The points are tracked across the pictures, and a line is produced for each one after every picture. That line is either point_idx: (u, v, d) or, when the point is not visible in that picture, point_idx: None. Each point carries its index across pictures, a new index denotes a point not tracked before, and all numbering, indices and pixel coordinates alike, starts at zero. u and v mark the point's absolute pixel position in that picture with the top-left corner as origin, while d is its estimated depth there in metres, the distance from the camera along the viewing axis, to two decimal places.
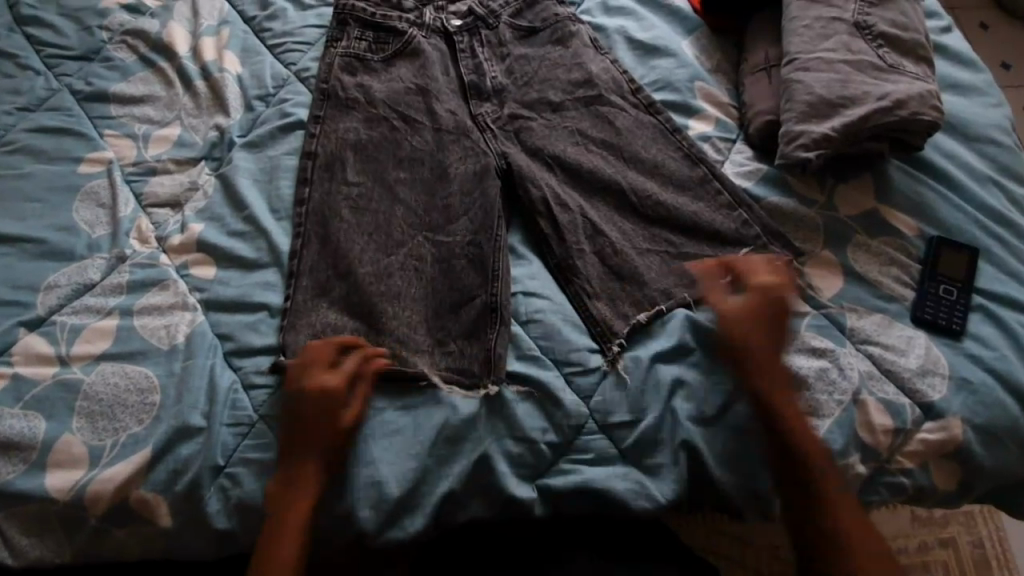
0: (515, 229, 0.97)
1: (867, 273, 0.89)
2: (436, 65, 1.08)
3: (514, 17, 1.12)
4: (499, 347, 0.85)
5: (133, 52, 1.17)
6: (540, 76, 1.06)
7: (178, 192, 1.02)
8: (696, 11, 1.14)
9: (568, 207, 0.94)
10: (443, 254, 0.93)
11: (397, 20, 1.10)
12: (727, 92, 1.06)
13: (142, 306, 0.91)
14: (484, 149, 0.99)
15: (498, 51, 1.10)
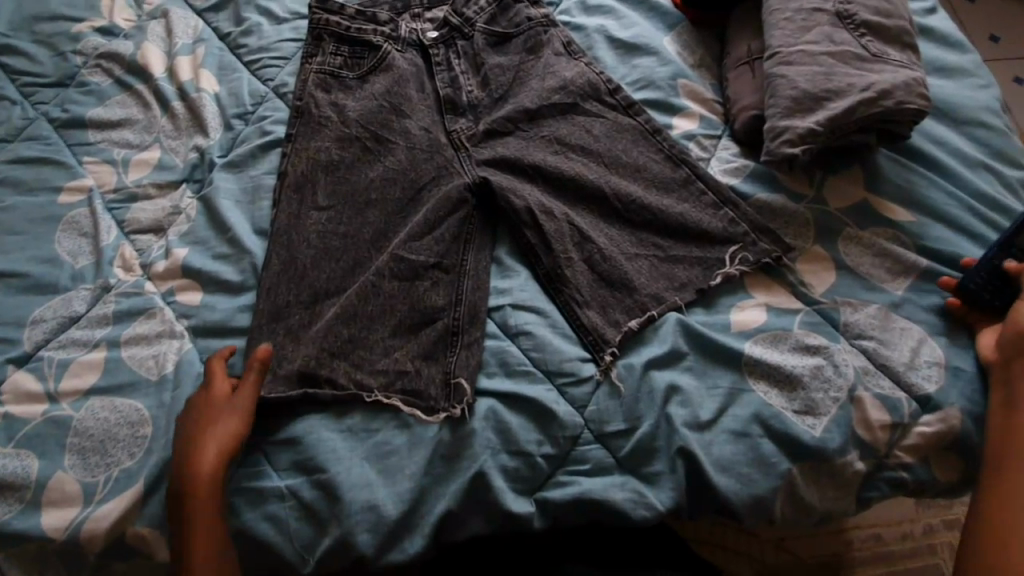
0: (491, 247, 0.96)
1: (859, 266, 0.89)
2: (411, 80, 1.07)
3: (489, 23, 1.10)
4: (459, 370, 0.85)
5: (109, 75, 1.16)
6: (515, 89, 1.06)
7: (161, 218, 1.01)
8: (676, 6, 1.13)
9: (546, 220, 0.92)
10: (415, 280, 0.90)
11: (372, 33, 1.08)
12: (711, 87, 1.05)
13: (130, 336, 0.90)
14: (458, 170, 0.99)
15: (474, 60, 1.08)
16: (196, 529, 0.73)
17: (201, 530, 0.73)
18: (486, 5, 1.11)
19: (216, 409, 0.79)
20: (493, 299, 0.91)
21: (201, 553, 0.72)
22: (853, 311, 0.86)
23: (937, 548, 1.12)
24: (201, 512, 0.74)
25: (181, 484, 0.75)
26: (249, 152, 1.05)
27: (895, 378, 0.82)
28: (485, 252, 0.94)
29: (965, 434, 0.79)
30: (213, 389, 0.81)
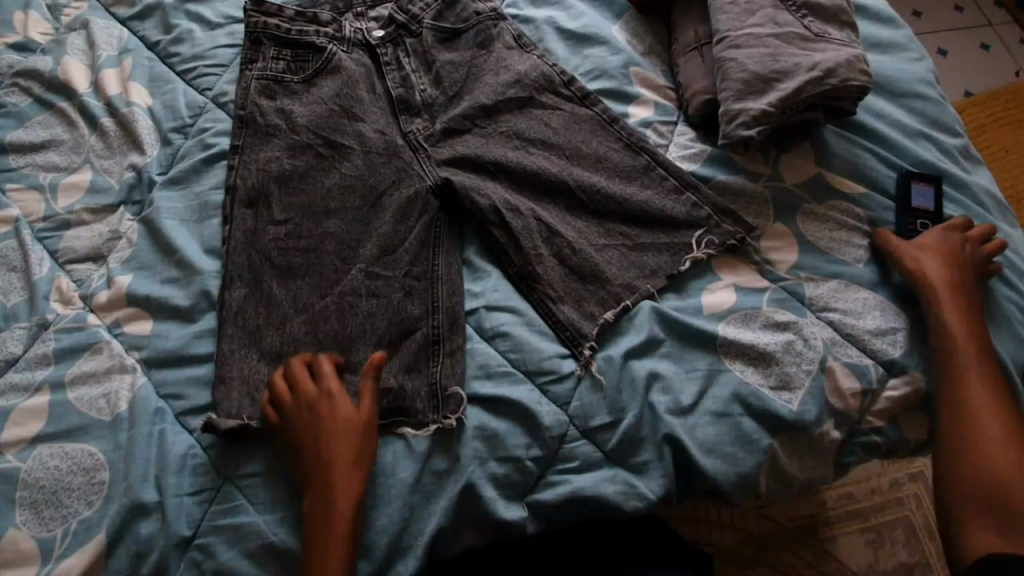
0: (462, 246, 0.93)
1: (819, 240, 0.91)
2: (360, 82, 1.03)
3: (436, 19, 1.07)
4: (443, 379, 0.82)
5: (27, 94, 1.07)
6: (469, 86, 1.03)
7: (99, 245, 0.94)
8: None
9: (513, 218, 0.91)
10: (387, 290, 0.87)
11: (315, 34, 1.04)
12: (664, 74, 1.06)
13: (75, 375, 0.84)
14: (420, 173, 0.96)
15: (424, 58, 1.05)
16: (331, 548, 0.70)
17: (336, 541, 0.70)
18: (431, 1, 1.08)
19: (329, 410, 0.76)
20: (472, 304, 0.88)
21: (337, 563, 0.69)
22: (816, 285, 0.88)
23: (904, 501, 1.17)
24: (343, 512, 0.71)
25: (317, 494, 0.72)
26: (191, 167, 0.99)
27: (860, 346, 0.85)
28: (457, 255, 0.92)
29: (929, 393, 0.83)
30: (324, 389, 0.78)
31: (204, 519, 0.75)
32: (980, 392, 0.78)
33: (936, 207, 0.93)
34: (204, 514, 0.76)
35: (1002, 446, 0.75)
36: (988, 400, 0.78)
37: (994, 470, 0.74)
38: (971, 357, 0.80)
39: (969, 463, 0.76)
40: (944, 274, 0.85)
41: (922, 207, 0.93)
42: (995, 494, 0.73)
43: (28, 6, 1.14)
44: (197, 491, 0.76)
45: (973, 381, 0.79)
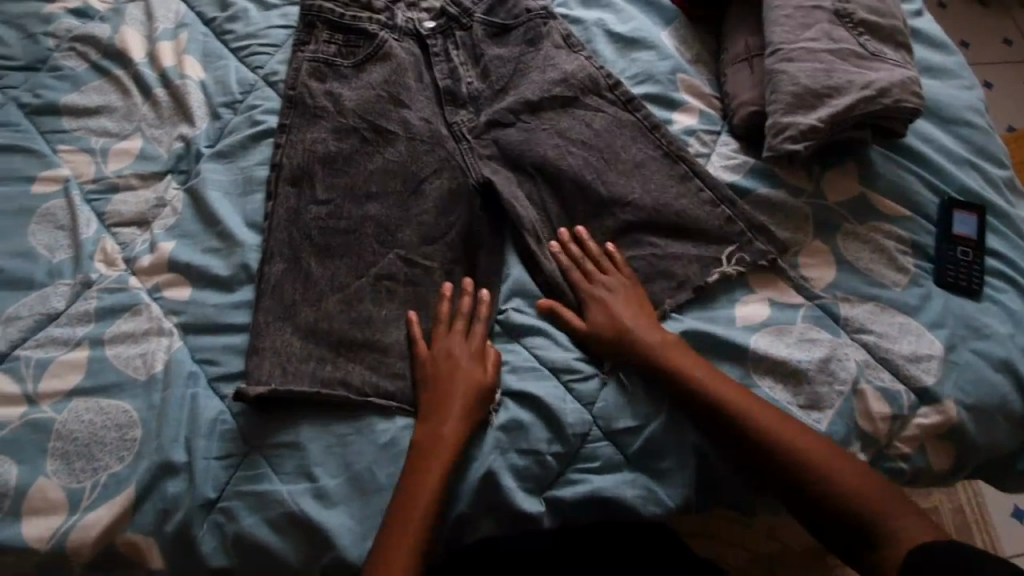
0: (500, 242, 0.95)
1: (858, 261, 0.90)
2: (409, 70, 1.04)
3: (487, 14, 1.08)
4: None
5: (84, 59, 1.10)
6: (515, 81, 1.04)
7: (144, 210, 0.97)
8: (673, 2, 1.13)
9: (548, 225, 0.94)
10: (426, 280, 0.90)
11: (367, 21, 1.05)
12: (711, 84, 1.06)
13: (114, 334, 0.86)
14: (463, 165, 0.97)
15: (473, 52, 1.06)
16: (417, 488, 0.72)
17: (421, 492, 0.72)
18: None
19: (462, 362, 0.81)
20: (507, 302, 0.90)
21: (416, 509, 0.71)
22: (852, 305, 0.87)
23: None
24: (439, 460, 0.74)
25: (427, 433, 0.76)
26: (240, 142, 1.01)
27: (893, 370, 0.83)
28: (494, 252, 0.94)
29: (960, 423, 0.81)
30: (467, 346, 0.83)
31: (229, 484, 0.77)
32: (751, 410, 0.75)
33: (978, 236, 0.92)
34: (229, 479, 0.77)
35: (811, 442, 0.73)
36: (766, 409, 0.75)
37: (827, 473, 0.71)
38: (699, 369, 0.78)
39: (799, 484, 0.71)
40: (616, 308, 0.84)
41: (963, 235, 0.92)
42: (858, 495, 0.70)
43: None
44: (224, 456, 0.78)
45: (739, 397, 0.76)
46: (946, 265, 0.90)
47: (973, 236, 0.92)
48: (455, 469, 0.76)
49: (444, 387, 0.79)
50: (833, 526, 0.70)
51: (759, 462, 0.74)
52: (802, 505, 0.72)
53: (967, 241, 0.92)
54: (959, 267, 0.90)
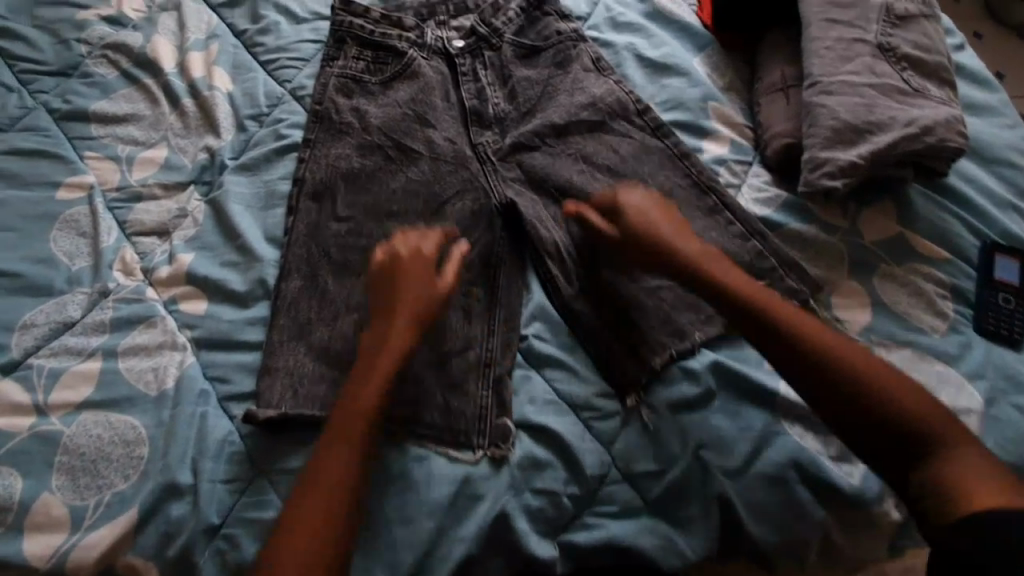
0: (521, 269, 0.91)
1: (895, 304, 0.86)
2: (436, 89, 1.03)
3: (517, 35, 1.07)
4: (488, 401, 0.80)
5: (115, 67, 1.11)
6: (543, 103, 1.02)
7: (166, 220, 0.97)
8: (707, 29, 1.10)
9: (572, 253, 0.90)
10: (444, 302, 0.87)
11: (397, 38, 1.04)
12: (744, 113, 1.03)
13: (128, 346, 0.85)
14: (486, 186, 0.95)
15: (501, 73, 1.05)
16: (343, 434, 0.70)
17: (352, 427, 0.70)
18: (514, 16, 1.07)
19: (416, 266, 0.81)
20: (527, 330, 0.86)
21: (348, 444, 0.69)
22: (888, 351, 0.83)
23: None
24: (375, 393, 0.72)
25: (372, 349, 0.76)
26: (263, 155, 1.00)
27: None
28: (516, 276, 0.90)
29: None
30: (419, 258, 0.82)
31: (234, 509, 0.75)
32: (804, 322, 0.72)
33: (1020, 283, 0.88)
34: (234, 504, 0.75)
35: (879, 370, 0.68)
36: (835, 338, 0.71)
37: (898, 407, 0.66)
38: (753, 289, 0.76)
39: (862, 399, 0.67)
40: (683, 232, 0.83)
41: (1005, 281, 0.88)
42: (922, 440, 0.64)
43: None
44: (231, 479, 0.76)
45: (792, 312, 0.73)
46: (987, 312, 0.85)
47: (1016, 283, 0.88)
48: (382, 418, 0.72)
49: (394, 296, 0.80)
50: (894, 458, 0.65)
51: (817, 381, 0.69)
52: (859, 435, 0.67)
53: (1010, 288, 0.87)
54: (1000, 315, 0.85)
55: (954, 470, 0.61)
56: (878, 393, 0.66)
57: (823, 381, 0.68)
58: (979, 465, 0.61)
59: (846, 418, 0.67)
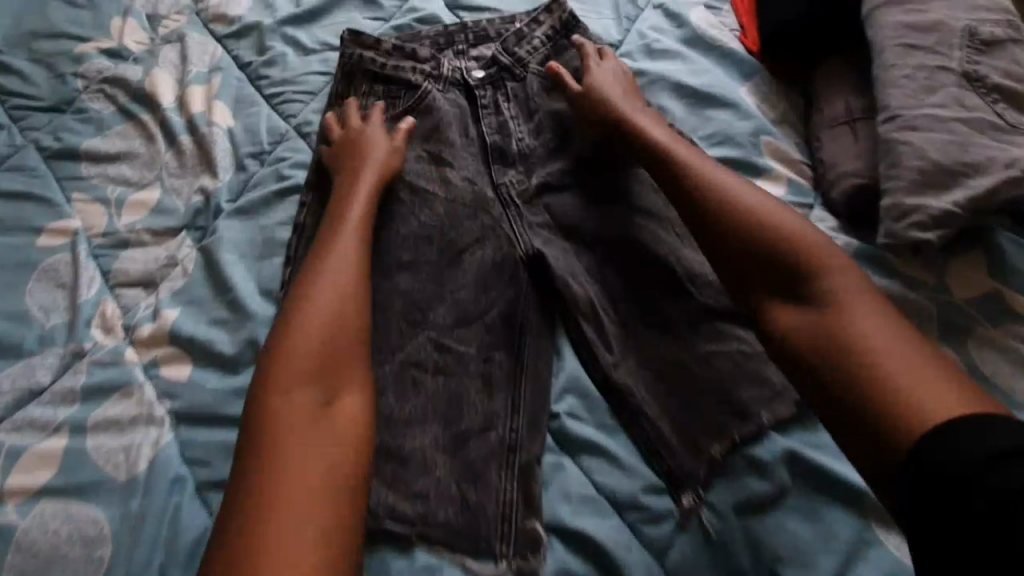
0: (550, 333, 0.79)
1: (1000, 378, 0.72)
2: (453, 124, 0.92)
3: (544, 64, 0.95)
4: (512, 496, 0.68)
5: (111, 102, 1.03)
6: (573, 137, 0.90)
7: (153, 269, 0.87)
8: (753, 54, 0.99)
9: (611, 315, 0.78)
10: (461, 370, 0.76)
11: (409, 71, 0.94)
12: (798, 148, 0.91)
13: (99, 419, 0.74)
14: (509, 234, 0.83)
15: (526, 105, 0.93)
16: (307, 325, 0.65)
17: (314, 314, 0.66)
18: (541, 44, 0.96)
19: (365, 142, 0.85)
20: (558, 406, 0.74)
21: (312, 344, 0.64)
22: None
23: None
24: (337, 283, 0.69)
25: (325, 247, 0.74)
26: (263, 199, 0.91)
27: None
28: (545, 340, 0.78)
29: None
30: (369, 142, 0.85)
31: None
32: (788, 221, 0.67)
33: None
34: None
35: (852, 284, 0.62)
36: (807, 232, 0.66)
37: (853, 315, 0.59)
38: (733, 184, 0.71)
39: (827, 305, 0.61)
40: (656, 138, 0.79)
41: None
42: (899, 362, 0.55)
43: (128, 14, 1.11)
44: None
45: (772, 214, 0.67)
46: None
47: None
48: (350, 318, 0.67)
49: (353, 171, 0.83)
50: (859, 372, 0.56)
51: (786, 273, 0.64)
52: (784, 310, 0.63)
53: None
54: None
55: (921, 393, 0.53)
56: (846, 307, 0.60)
57: (749, 266, 0.67)
58: (914, 364, 0.55)
59: (757, 284, 0.67)
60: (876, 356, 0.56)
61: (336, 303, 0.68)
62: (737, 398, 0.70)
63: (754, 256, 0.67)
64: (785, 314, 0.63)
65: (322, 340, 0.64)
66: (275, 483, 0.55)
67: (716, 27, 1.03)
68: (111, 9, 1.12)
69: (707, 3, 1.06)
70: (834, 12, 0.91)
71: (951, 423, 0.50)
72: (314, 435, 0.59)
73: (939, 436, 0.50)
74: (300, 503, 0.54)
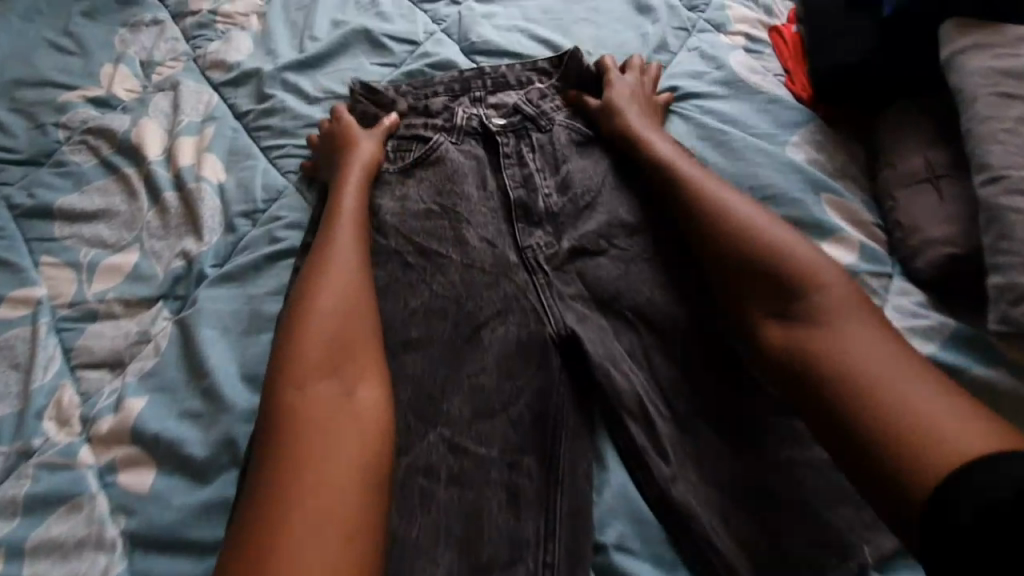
0: (588, 434, 0.68)
1: None
2: (468, 177, 0.80)
3: (572, 117, 0.85)
4: None
5: (94, 154, 0.93)
6: (606, 194, 0.79)
7: (121, 347, 0.75)
8: (805, 103, 0.88)
9: (665, 415, 0.66)
10: (481, 477, 0.64)
11: (421, 126, 0.84)
12: (858, 203, 0.79)
13: (39, 541, 0.62)
14: (537, 307, 0.71)
15: (553, 158, 0.82)
16: (303, 361, 0.61)
17: (306, 340, 0.62)
18: (568, 97, 0.87)
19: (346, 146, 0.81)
20: (602, 541, 0.62)
21: (310, 371, 0.60)
22: None
23: None
24: (327, 302, 0.65)
25: (314, 267, 0.68)
26: (254, 264, 0.80)
27: None
28: (582, 443, 0.66)
29: None
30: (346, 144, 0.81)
31: None
32: (778, 232, 0.64)
33: None
34: None
35: (841, 294, 0.59)
36: (800, 244, 0.63)
37: (846, 332, 0.56)
38: (731, 197, 0.69)
39: (823, 321, 0.58)
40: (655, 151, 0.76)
41: None
42: (897, 384, 0.52)
43: (120, 60, 1.01)
44: None
45: (762, 225, 0.65)
46: None
47: None
48: (346, 332, 0.64)
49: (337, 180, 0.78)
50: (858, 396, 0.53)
51: (780, 289, 0.61)
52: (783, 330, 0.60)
53: None
54: None
55: (920, 415, 0.50)
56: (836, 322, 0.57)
57: (743, 283, 0.64)
58: (918, 389, 0.52)
59: (748, 297, 0.63)
60: (876, 380, 0.53)
61: (330, 323, 0.64)
62: (764, 454, 0.63)
63: (750, 268, 0.64)
64: (775, 331, 0.60)
65: (323, 363, 0.61)
66: (303, 481, 0.54)
67: (758, 73, 0.92)
68: (103, 56, 1.02)
69: (746, 47, 0.96)
70: (906, 53, 0.82)
71: (979, 460, 0.46)
72: (337, 430, 0.57)
73: (958, 479, 0.46)
74: (332, 500, 0.53)
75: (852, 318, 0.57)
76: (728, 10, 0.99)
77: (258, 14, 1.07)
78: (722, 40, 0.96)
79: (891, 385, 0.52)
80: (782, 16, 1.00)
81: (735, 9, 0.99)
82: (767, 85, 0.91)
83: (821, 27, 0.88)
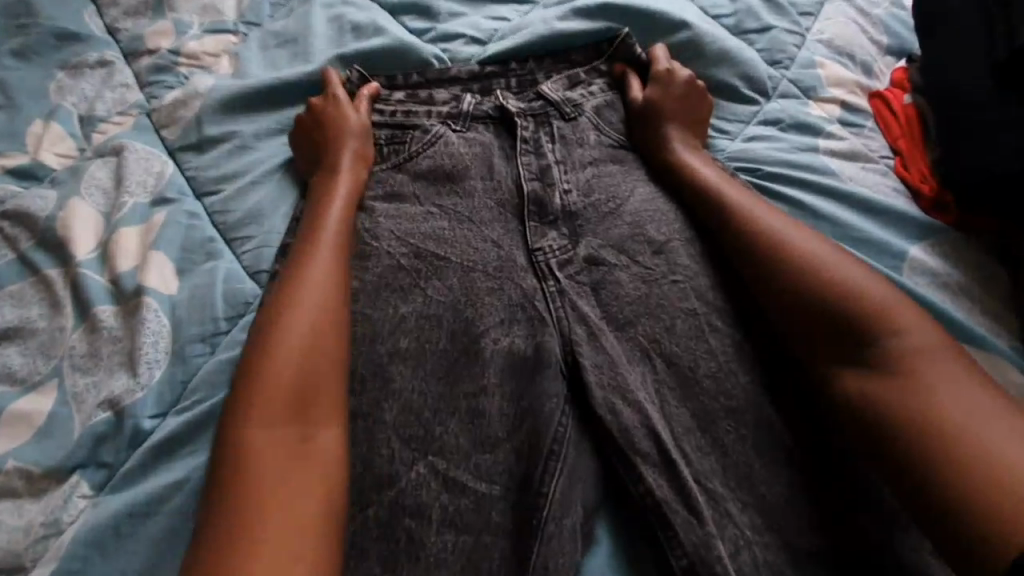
0: (594, 474, 0.61)
1: None
2: (473, 166, 0.76)
3: (600, 111, 0.83)
4: None
5: (11, 248, 0.78)
6: (631, 203, 0.74)
7: (20, 547, 0.60)
8: (922, 204, 0.78)
9: (685, 461, 0.59)
10: (480, 523, 0.56)
11: (424, 115, 0.81)
12: (1007, 355, 0.67)
13: None
14: (545, 316, 0.66)
15: (576, 154, 0.78)
16: (266, 369, 0.55)
17: (275, 349, 0.57)
18: (597, 90, 0.84)
19: (332, 129, 0.78)
20: None
21: (272, 390, 0.54)
22: None
23: None
24: (302, 311, 0.60)
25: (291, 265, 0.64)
26: (205, 419, 0.67)
27: None
28: (584, 479, 0.60)
29: None
30: (332, 130, 0.78)
31: None
32: (852, 269, 0.61)
33: None
34: None
35: (925, 338, 0.56)
36: (874, 283, 0.60)
37: (925, 380, 0.53)
38: (788, 229, 0.66)
39: (901, 366, 0.55)
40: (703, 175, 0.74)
41: None
42: (991, 444, 0.49)
43: (53, 116, 0.88)
44: None
45: (828, 262, 0.62)
46: None
47: None
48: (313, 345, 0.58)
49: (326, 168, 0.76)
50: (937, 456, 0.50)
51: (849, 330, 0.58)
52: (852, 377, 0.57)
53: None
54: None
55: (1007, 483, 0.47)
56: (920, 369, 0.54)
57: (809, 326, 0.61)
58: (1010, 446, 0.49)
59: (813, 342, 0.60)
60: (963, 438, 0.50)
61: (302, 335, 0.58)
62: (810, 481, 0.59)
63: (809, 309, 0.61)
64: (848, 379, 0.57)
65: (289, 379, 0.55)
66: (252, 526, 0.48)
67: (861, 156, 0.82)
68: (35, 112, 0.88)
69: (841, 117, 0.86)
70: None
71: None
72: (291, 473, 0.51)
73: None
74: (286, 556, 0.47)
75: (937, 367, 0.54)
76: (818, 68, 0.89)
77: (229, 54, 0.95)
78: (812, 112, 0.86)
79: (980, 447, 0.49)
80: (883, 76, 0.91)
81: (827, 67, 0.89)
82: (874, 171, 0.81)
83: (958, 116, 0.74)
